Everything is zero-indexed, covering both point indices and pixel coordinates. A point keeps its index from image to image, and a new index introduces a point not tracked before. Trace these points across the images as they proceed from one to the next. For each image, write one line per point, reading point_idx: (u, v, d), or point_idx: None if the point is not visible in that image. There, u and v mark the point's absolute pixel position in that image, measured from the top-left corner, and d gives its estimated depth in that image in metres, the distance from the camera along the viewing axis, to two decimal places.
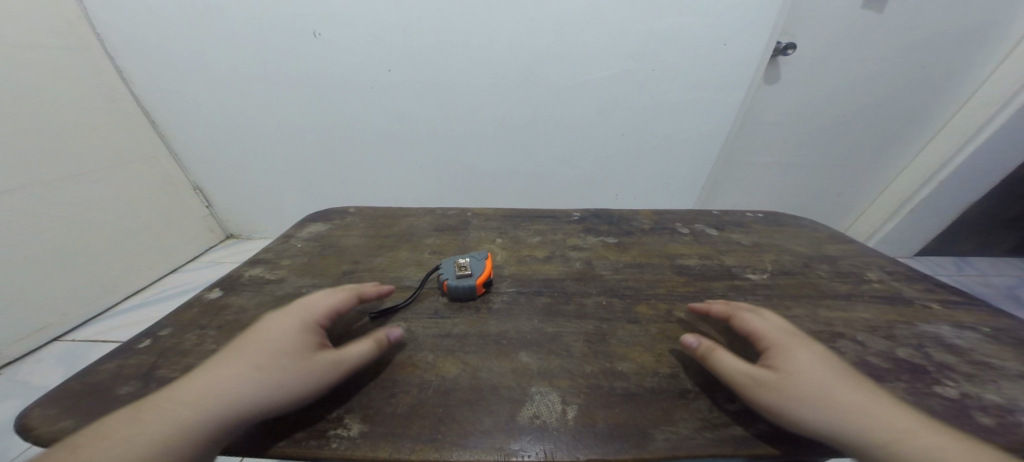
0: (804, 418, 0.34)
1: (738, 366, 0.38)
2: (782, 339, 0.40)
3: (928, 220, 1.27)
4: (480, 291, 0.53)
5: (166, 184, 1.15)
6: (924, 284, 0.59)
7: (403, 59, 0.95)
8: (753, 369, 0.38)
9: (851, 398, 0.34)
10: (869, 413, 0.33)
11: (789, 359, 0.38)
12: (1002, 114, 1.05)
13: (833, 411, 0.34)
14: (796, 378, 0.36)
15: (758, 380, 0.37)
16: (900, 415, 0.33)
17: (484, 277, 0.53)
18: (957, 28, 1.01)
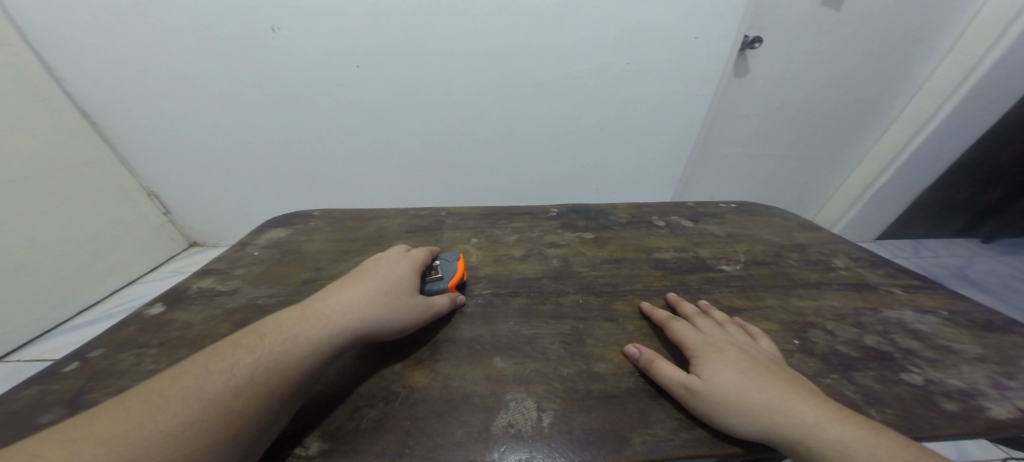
0: (731, 425, 0.35)
1: (673, 376, 0.38)
2: (705, 344, 0.41)
3: (886, 206, 1.34)
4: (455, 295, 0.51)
5: (118, 191, 1.07)
6: (888, 269, 0.61)
7: (373, 55, 0.90)
8: (685, 376, 0.38)
9: (766, 396, 0.35)
10: (784, 409, 0.34)
11: (712, 364, 0.38)
12: (945, 106, 1.11)
13: (755, 411, 0.35)
14: (721, 387, 0.36)
15: (689, 389, 0.37)
16: (810, 410, 0.34)
17: (457, 279, 0.51)
18: (907, 23, 1.06)
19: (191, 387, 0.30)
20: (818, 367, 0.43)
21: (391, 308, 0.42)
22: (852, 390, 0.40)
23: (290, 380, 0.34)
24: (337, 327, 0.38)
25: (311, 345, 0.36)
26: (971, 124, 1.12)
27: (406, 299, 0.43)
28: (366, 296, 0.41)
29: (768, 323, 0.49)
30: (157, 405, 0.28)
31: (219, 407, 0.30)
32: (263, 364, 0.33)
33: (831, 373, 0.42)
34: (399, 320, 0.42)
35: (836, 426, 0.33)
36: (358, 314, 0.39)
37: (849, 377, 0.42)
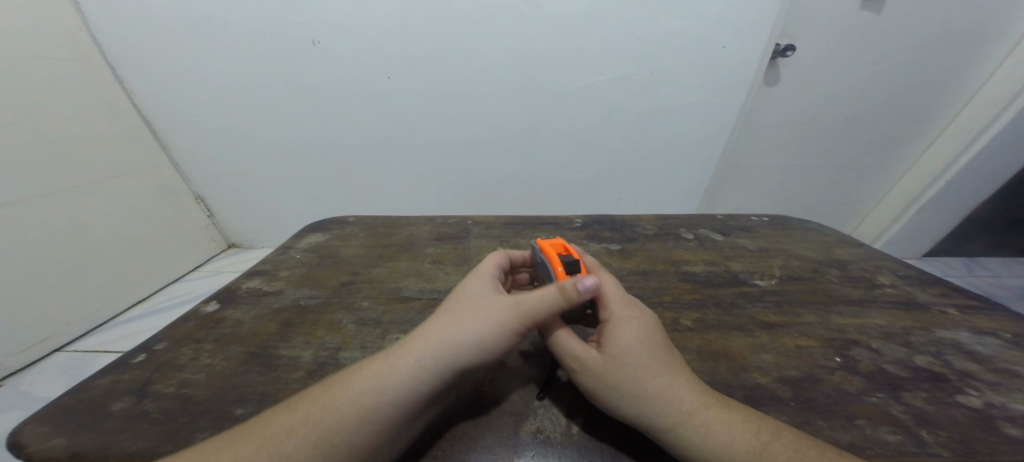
0: (616, 406, 0.35)
1: (574, 350, 0.38)
2: (620, 315, 0.39)
3: (934, 221, 1.25)
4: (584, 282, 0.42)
5: (169, 195, 1.16)
6: (937, 286, 0.57)
7: (403, 66, 0.95)
8: (585, 350, 0.38)
9: (654, 382, 0.35)
10: (665, 396, 0.34)
11: (618, 336, 0.37)
12: (1004, 115, 1.04)
13: (644, 394, 0.34)
14: (620, 371, 0.35)
15: (585, 365, 0.37)
16: (692, 400, 0.34)
17: (562, 274, 0.43)
18: (953, 29, 1.01)
19: (269, 443, 0.31)
20: (864, 386, 0.41)
21: (469, 333, 0.36)
22: (902, 412, 0.38)
23: (371, 422, 0.32)
24: (410, 370, 0.35)
25: (383, 382, 0.34)
26: None
27: (481, 310, 0.37)
28: (443, 327, 0.37)
29: (807, 340, 0.47)
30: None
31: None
32: (332, 424, 0.32)
33: (878, 392, 0.40)
34: (483, 347, 0.36)
35: (708, 418, 0.33)
36: (434, 348, 0.35)
37: (898, 398, 0.40)
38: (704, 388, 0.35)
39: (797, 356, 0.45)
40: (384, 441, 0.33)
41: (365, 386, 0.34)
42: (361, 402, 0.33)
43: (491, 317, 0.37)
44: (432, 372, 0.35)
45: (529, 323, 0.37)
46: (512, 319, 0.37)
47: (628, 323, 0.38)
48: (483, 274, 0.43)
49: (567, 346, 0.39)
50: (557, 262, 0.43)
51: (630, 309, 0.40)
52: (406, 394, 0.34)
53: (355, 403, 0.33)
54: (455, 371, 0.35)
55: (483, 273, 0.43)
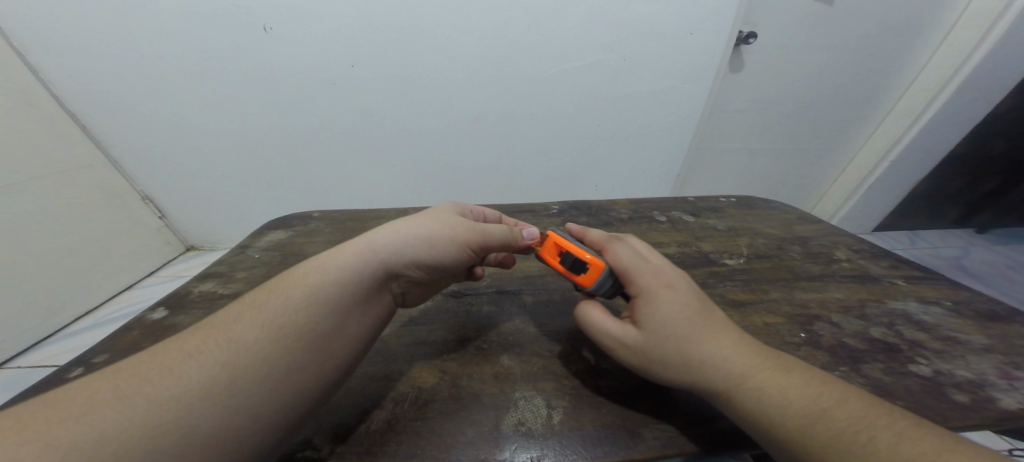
0: (663, 375, 0.36)
1: (612, 330, 0.39)
2: (652, 282, 0.38)
3: (884, 198, 1.34)
4: (600, 269, 0.40)
5: (112, 196, 1.06)
6: (888, 260, 0.61)
7: (367, 53, 0.89)
8: (622, 328, 0.38)
9: (700, 350, 0.35)
10: (715, 362, 0.34)
11: (652, 311, 0.37)
12: (939, 98, 1.11)
13: (689, 364, 0.35)
14: (659, 343, 0.36)
15: (624, 342, 0.38)
16: (742, 363, 0.34)
17: (568, 274, 0.42)
18: (899, 16, 1.06)
19: (215, 338, 0.30)
20: (827, 360, 0.43)
21: (419, 227, 0.39)
22: (861, 383, 0.40)
23: (316, 306, 0.33)
24: (353, 255, 0.36)
25: (331, 271, 0.35)
26: (965, 116, 1.12)
27: (436, 217, 0.41)
28: (390, 227, 0.39)
29: (774, 317, 0.49)
30: (180, 356, 0.29)
31: (245, 353, 0.29)
32: (278, 311, 0.32)
33: (840, 366, 0.43)
34: (433, 243, 0.39)
35: (762, 380, 0.33)
36: (385, 238, 0.37)
37: (857, 370, 0.42)
38: (754, 350, 0.36)
39: (765, 333, 0.47)
40: (338, 325, 0.33)
41: (311, 279, 0.34)
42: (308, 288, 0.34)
43: (447, 224, 0.40)
44: (377, 255, 0.36)
45: (479, 234, 0.42)
46: (462, 227, 0.41)
47: (662, 291, 0.38)
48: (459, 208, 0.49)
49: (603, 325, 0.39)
50: (559, 266, 0.43)
51: (661, 276, 0.39)
52: (353, 280, 0.35)
53: (302, 292, 0.33)
54: (404, 261, 0.38)
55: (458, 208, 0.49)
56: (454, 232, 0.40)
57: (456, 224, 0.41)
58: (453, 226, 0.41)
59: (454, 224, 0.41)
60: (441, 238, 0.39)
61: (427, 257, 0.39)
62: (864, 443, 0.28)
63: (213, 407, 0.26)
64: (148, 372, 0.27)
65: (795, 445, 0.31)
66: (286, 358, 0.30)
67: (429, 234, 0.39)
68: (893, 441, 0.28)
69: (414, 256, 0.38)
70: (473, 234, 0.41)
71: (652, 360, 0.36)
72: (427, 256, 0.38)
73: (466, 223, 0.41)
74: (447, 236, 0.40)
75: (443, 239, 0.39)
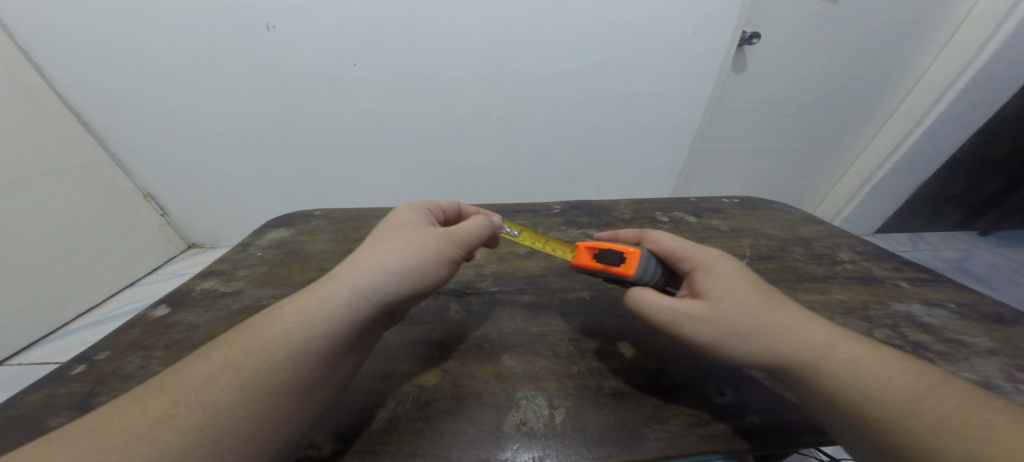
0: (734, 350, 0.36)
1: (674, 303, 0.38)
2: (710, 259, 0.41)
3: (887, 199, 1.34)
4: (637, 254, 0.43)
5: (114, 194, 1.06)
6: (891, 261, 0.61)
7: (370, 51, 0.89)
8: (686, 303, 0.38)
9: (773, 322, 0.36)
10: (793, 334, 0.35)
11: (716, 284, 0.38)
12: (942, 100, 1.11)
13: (763, 335, 0.35)
14: (730, 314, 0.36)
15: (691, 314, 0.37)
16: (820, 336, 0.35)
17: (610, 269, 0.44)
18: (903, 18, 1.05)
19: (195, 391, 0.29)
20: None
21: (407, 259, 0.37)
22: None
23: (304, 358, 0.31)
24: (341, 301, 0.34)
25: (319, 318, 0.33)
26: (969, 118, 1.11)
27: (421, 240, 0.39)
28: (378, 261, 0.36)
29: None
30: (146, 422, 0.27)
31: (225, 419, 0.28)
32: (262, 362, 0.31)
33: None
34: (421, 276, 0.37)
35: (844, 353, 0.34)
36: (375, 276, 0.35)
37: None
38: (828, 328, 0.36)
39: None
40: (326, 373, 0.33)
41: (296, 327, 0.32)
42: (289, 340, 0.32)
43: (428, 243, 0.39)
44: (365, 300, 0.34)
45: (458, 249, 0.41)
46: (442, 245, 0.39)
47: (721, 267, 0.40)
48: (423, 208, 0.47)
49: (664, 298, 0.39)
50: (600, 265, 0.44)
51: (716, 256, 0.41)
52: (343, 328, 0.33)
53: (286, 340, 0.32)
54: (394, 301, 0.36)
55: (423, 210, 0.46)
56: (437, 254, 0.39)
57: (436, 241, 0.39)
58: (433, 243, 0.39)
59: (435, 241, 0.39)
60: (425, 261, 0.38)
61: (414, 288, 0.37)
62: (977, 425, 0.28)
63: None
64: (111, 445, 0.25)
65: (890, 426, 0.30)
66: (274, 412, 0.30)
67: (419, 273, 0.37)
68: (1009, 422, 0.27)
69: (401, 290, 0.36)
70: (452, 249, 0.40)
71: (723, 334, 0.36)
72: (414, 288, 0.37)
73: (447, 239, 0.40)
74: (436, 273, 0.38)
75: (428, 264, 0.38)
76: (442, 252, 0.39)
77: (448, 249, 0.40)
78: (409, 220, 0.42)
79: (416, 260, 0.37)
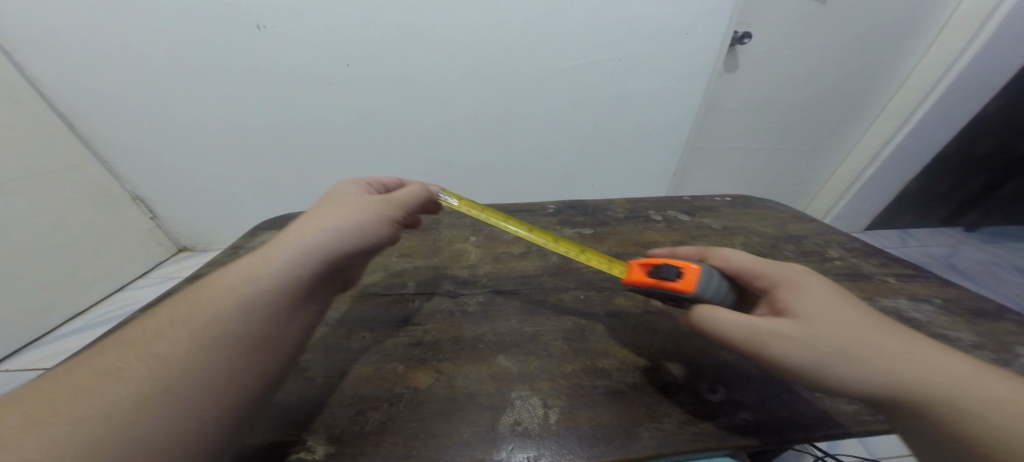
0: (841, 377, 0.31)
1: (757, 322, 0.35)
2: (791, 276, 0.37)
3: (875, 196, 1.36)
4: (699, 269, 0.39)
5: (102, 196, 1.04)
6: (879, 257, 0.62)
7: (364, 51, 0.89)
8: (772, 322, 0.34)
9: (883, 342, 0.31)
10: (916, 358, 0.30)
11: (801, 299, 0.35)
12: (928, 99, 1.13)
13: (875, 358, 0.31)
14: (827, 333, 0.32)
15: (779, 334, 0.33)
16: (953, 363, 0.30)
17: (664, 283, 0.40)
18: (891, 18, 1.07)
19: (142, 349, 0.28)
20: None
21: (351, 218, 0.39)
22: None
23: (256, 310, 0.32)
24: (290, 256, 0.35)
25: (270, 273, 0.34)
26: (954, 116, 1.13)
27: (362, 202, 0.41)
28: (321, 220, 0.38)
29: None
30: (92, 380, 0.26)
31: (177, 370, 0.27)
32: (213, 318, 0.31)
33: None
34: (365, 232, 0.39)
35: (992, 384, 0.28)
36: (321, 233, 0.37)
37: None
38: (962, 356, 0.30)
39: None
40: (280, 327, 0.33)
41: (247, 283, 0.33)
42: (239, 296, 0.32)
43: (367, 203, 0.41)
44: (313, 254, 0.36)
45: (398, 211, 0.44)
46: (382, 206, 0.42)
47: (805, 284, 0.36)
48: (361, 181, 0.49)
49: (747, 318, 0.35)
50: (654, 282, 0.40)
51: (798, 272, 0.37)
52: (294, 280, 0.34)
53: (238, 295, 0.32)
54: (342, 256, 0.38)
55: (361, 182, 0.49)
56: (378, 213, 0.41)
57: (376, 203, 0.42)
58: (373, 204, 0.42)
59: (375, 203, 0.42)
60: (368, 218, 0.40)
61: (360, 244, 0.39)
62: None
63: (151, 427, 0.25)
64: (54, 404, 0.24)
65: None
66: (231, 364, 0.29)
67: (362, 226, 0.39)
68: None
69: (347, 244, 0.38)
70: (393, 210, 0.43)
71: (824, 356, 0.32)
72: (359, 243, 0.39)
73: (387, 202, 0.43)
74: (378, 228, 0.41)
75: (371, 222, 0.40)
76: (383, 212, 0.42)
77: (387, 208, 0.43)
78: (347, 190, 0.45)
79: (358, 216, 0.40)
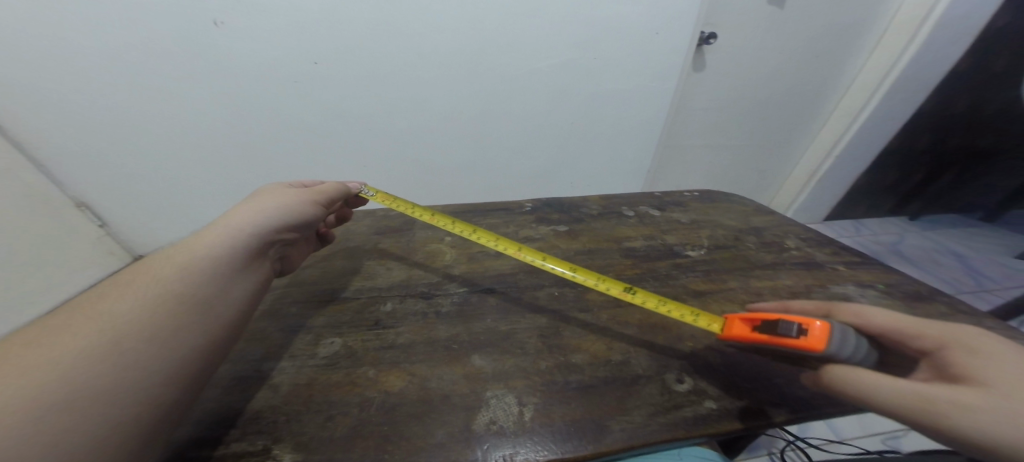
0: None
1: (925, 389, 0.27)
2: (964, 336, 0.29)
3: (830, 189, 1.45)
4: (829, 326, 0.32)
5: (42, 204, 0.96)
6: (832, 246, 0.66)
7: (334, 49, 0.86)
8: (949, 391, 0.27)
9: None
10: None
11: (990, 366, 0.27)
12: (874, 98, 1.21)
13: None
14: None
15: (963, 406, 0.26)
16: None
17: (783, 340, 0.33)
18: (840, 22, 1.14)
19: (87, 314, 0.30)
20: None
21: (283, 201, 0.44)
22: None
23: (202, 274, 0.34)
24: (230, 229, 0.38)
25: (213, 243, 0.36)
26: (896, 114, 1.22)
27: (293, 192, 0.46)
28: (258, 202, 0.42)
29: (731, 304, 0.52)
30: (38, 341, 0.28)
31: (122, 329, 0.29)
32: (159, 283, 0.33)
33: None
34: (299, 213, 0.44)
35: None
36: (258, 211, 0.41)
37: None
38: None
39: None
40: (224, 290, 0.35)
41: (189, 252, 0.35)
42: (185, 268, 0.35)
43: (297, 193, 0.47)
44: (251, 227, 0.39)
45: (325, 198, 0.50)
46: (310, 194, 0.48)
47: (988, 348, 0.28)
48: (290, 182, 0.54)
49: (914, 386, 0.28)
50: (772, 338, 0.34)
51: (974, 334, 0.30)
52: (235, 250, 0.37)
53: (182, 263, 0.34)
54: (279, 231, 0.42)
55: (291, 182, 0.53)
56: (307, 198, 0.46)
57: (304, 192, 0.47)
58: (303, 193, 0.47)
59: (303, 192, 0.47)
60: (301, 202, 0.45)
61: (296, 224, 0.44)
62: None
63: (99, 377, 0.27)
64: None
65: None
66: (178, 322, 0.31)
67: (291, 206, 0.44)
68: None
69: (284, 221, 0.42)
70: (320, 198, 0.49)
71: None
72: (295, 223, 0.44)
73: (315, 192, 0.49)
74: (305, 208, 0.45)
75: (305, 206, 0.45)
76: (313, 198, 0.47)
77: (312, 194, 0.48)
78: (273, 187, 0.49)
79: (291, 200, 0.44)
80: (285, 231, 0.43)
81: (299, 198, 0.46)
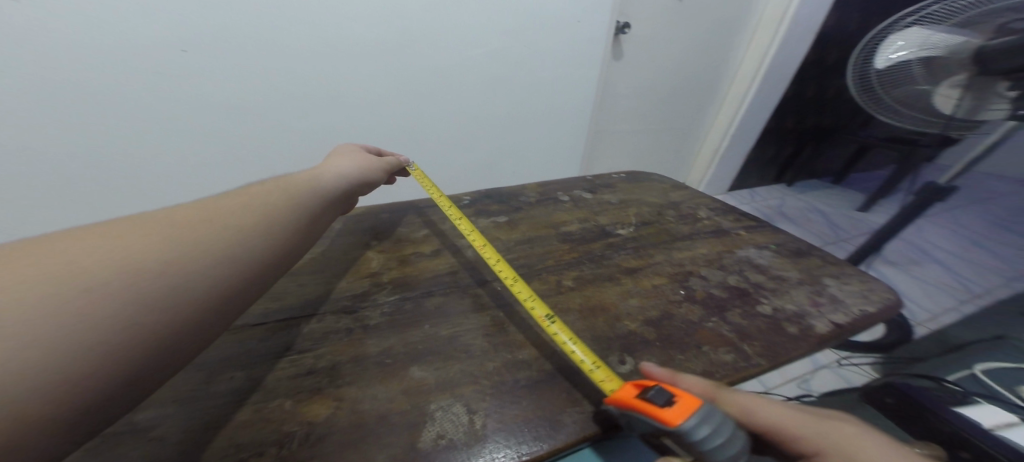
0: None
1: None
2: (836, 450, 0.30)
3: (729, 165, 1.64)
4: (697, 407, 0.29)
5: None
6: (735, 213, 0.74)
7: (219, 37, 0.72)
8: None
9: None
10: None
11: None
12: (753, 85, 1.38)
13: None
14: None
15: None
16: None
17: (647, 405, 0.30)
18: (725, 16, 1.26)
19: (235, 200, 0.34)
20: (702, 313, 0.50)
21: (366, 167, 0.51)
22: (729, 331, 0.47)
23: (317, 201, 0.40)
24: (335, 174, 0.44)
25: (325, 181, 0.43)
26: (767, 99, 1.42)
27: (370, 159, 0.54)
28: (349, 162, 0.49)
29: (659, 278, 0.55)
30: (203, 211, 0.31)
31: (265, 218, 0.33)
32: (287, 194, 0.37)
33: (712, 317, 0.49)
34: (373, 181, 0.52)
35: None
36: (351, 169, 0.48)
37: (723, 318, 0.49)
38: None
39: (655, 296, 0.52)
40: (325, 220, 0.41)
41: (308, 183, 0.41)
42: (283, 191, 0.37)
43: (374, 161, 0.54)
44: (347, 179, 0.46)
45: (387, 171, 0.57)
46: (383, 166, 0.55)
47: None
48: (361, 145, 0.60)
49: None
50: (638, 400, 0.31)
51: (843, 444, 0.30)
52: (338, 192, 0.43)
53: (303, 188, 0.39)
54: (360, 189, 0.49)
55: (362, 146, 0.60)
56: (379, 168, 0.54)
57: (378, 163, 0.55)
58: (378, 163, 0.55)
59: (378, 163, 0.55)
60: (376, 172, 0.53)
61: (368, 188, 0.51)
62: None
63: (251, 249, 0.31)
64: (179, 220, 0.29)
65: None
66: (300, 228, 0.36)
67: (369, 171, 0.51)
68: None
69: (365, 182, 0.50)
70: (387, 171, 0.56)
71: None
72: (369, 187, 0.51)
73: (383, 163, 0.56)
74: (376, 176, 0.53)
75: (377, 175, 0.53)
76: (383, 170, 0.55)
77: (381, 164, 0.55)
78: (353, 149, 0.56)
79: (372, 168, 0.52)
80: (361, 189, 0.50)
81: (376, 167, 0.53)
